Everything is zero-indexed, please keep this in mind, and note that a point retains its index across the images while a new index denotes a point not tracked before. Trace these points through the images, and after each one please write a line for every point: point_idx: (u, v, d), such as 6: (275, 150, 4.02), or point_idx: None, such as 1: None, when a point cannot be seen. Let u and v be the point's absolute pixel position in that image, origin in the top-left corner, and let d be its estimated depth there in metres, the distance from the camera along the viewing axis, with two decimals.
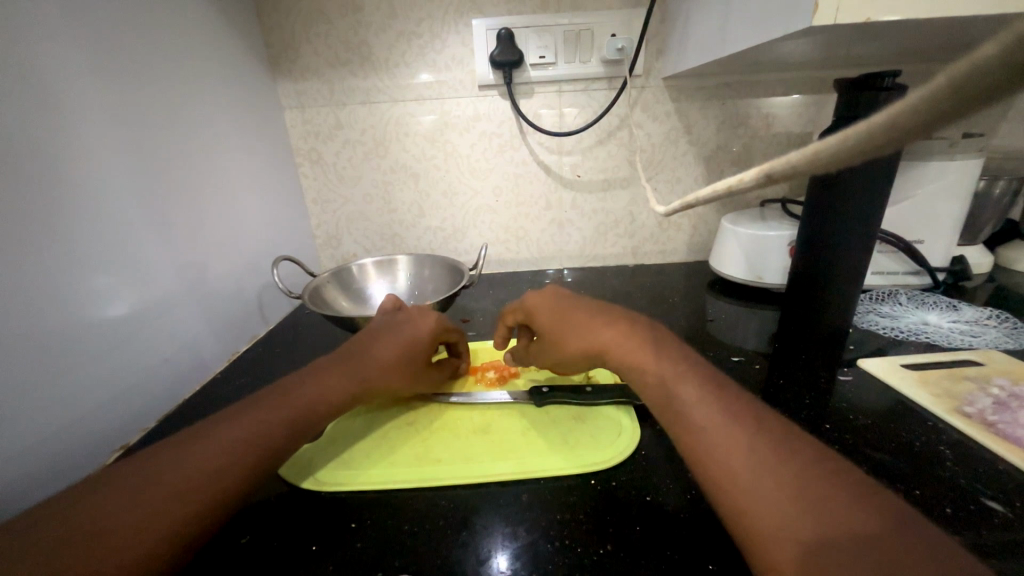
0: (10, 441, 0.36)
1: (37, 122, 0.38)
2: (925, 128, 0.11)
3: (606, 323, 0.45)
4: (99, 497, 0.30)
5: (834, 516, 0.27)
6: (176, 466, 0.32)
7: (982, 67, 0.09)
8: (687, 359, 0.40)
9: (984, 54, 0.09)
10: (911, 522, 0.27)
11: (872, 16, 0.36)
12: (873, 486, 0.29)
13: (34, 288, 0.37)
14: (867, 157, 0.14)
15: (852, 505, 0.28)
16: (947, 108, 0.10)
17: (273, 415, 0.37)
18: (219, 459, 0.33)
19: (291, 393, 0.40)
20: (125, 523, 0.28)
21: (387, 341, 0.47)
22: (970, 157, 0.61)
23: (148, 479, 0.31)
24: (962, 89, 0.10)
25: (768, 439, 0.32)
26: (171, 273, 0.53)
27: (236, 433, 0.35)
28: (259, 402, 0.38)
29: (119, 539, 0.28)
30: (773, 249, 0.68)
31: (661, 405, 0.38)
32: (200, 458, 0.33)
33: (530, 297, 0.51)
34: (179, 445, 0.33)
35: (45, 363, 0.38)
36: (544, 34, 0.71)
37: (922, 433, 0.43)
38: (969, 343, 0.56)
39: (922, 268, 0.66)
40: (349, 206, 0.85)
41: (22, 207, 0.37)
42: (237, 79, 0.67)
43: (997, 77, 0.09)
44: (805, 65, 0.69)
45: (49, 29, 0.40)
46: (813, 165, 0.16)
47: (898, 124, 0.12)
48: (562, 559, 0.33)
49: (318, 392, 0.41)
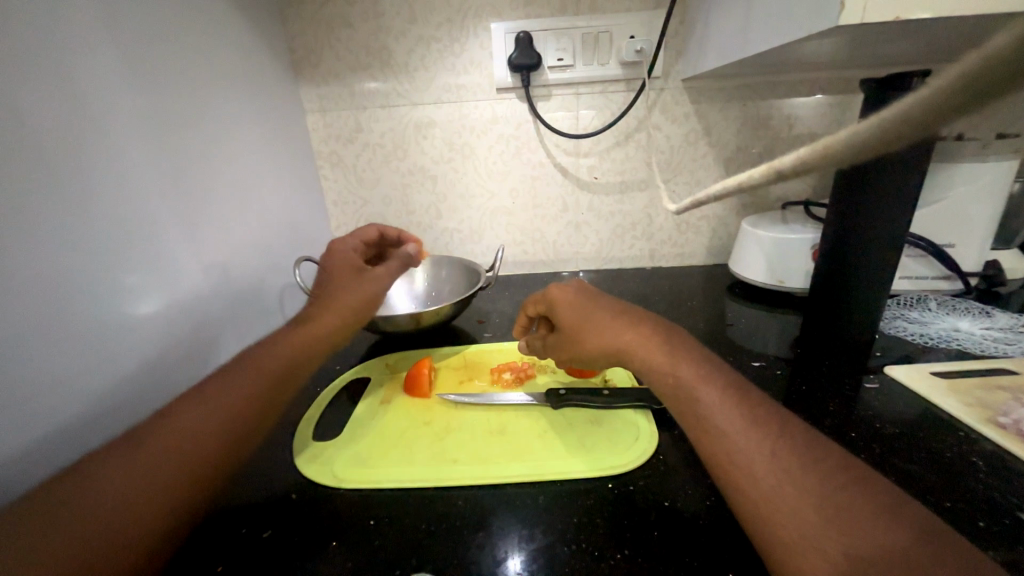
0: (45, 432, 0.37)
1: (71, 127, 0.40)
2: (951, 118, 0.11)
3: (629, 323, 0.44)
4: (122, 480, 0.31)
5: (858, 530, 0.27)
6: (177, 440, 0.34)
7: (995, 57, 0.10)
8: (708, 363, 0.40)
9: (992, 50, 0.10)
10: (940, 537, 0.26)
11: (901, 15, 0.35)
12: (900, 499, 0.28)
13: (68, 286, 0.39)
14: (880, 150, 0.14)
15: (878, 518, 0.27)
16: (968, 97, 0.11)
17: (257, 384, 0.39)
18: (215, 432, 0.35)
19: (271, 364, 0.42)
20: (138, 495, 0.31)
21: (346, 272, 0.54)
22: (1002, 158, 0.59)
23: (156, 454, 0.32)
24: (975, 82, 0.10)
25: (790, 446, 0.32)
26: (196, 271, 0.54)
27: (228, 405, 0.37)
28: (243, 375, 0.40)
29: (134, 511, 0.30)
30: (796, 253, 0.67)
31: (682, 408, 0.37)
32: (198, 433, 0.35)
33: (555, 289, 0.51)
34: (173, 418, 0.35)
35: (76, 358, 0.40)
36: (562, 37, 0.71)
37: (952, 443, 0.42)
38: (1003, 352, 0.54)
39: (953, 273, 0.64)
40: (368, 208, 0.86)
41: (59, 208, 0.39)
42: (261, 84, 0.68)
43: (1006, 68, 0.10)
44: (829, 65, 0.67)
45: (86, 39, 0.42)
46: (824, 156, 0.16)
47: (909, 117, 0.13)
48: (578, 562, 0.32)
49: (295, 357, 0.44)
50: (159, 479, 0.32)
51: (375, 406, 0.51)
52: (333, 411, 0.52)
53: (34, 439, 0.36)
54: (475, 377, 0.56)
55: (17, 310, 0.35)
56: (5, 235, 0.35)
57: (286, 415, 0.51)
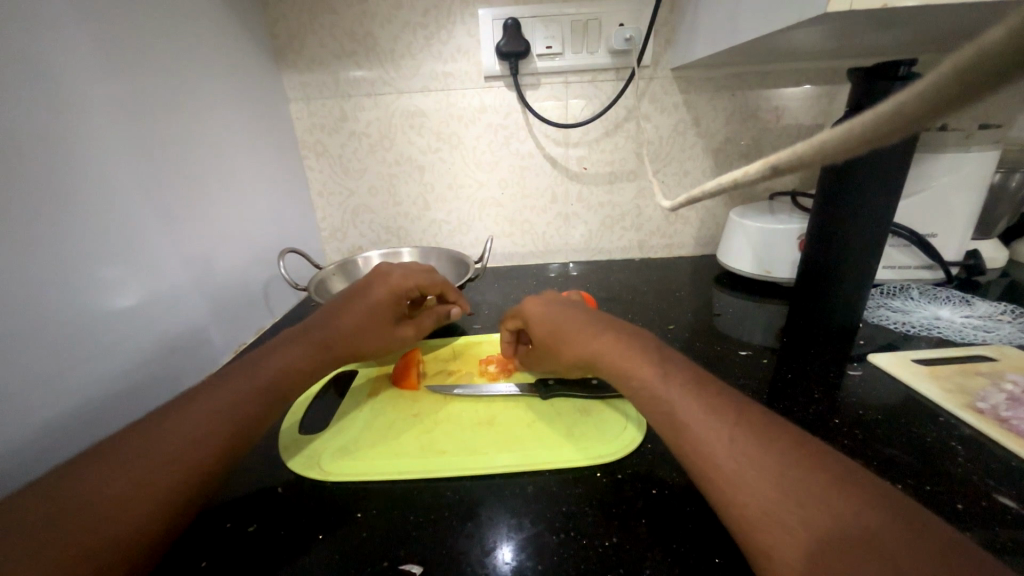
0: (22, 432, 0.36)
1: (46, 115, 0.39)
2: (946, 109, 0.12)
3: (598, 331, 0.44)
4: (98, 479, 0.30)
5: (818, 503, 0.27)
6: (161, 441, 0.33)
7: (991, 49, 0.10)
8: (668, 359, 0.40)
9: (986, 41, 0.10)
10: (900, 506, 0.27)
11: (889, 3, 0.35)
12: (859, 472, 0.29)
13: (44, 278, 0.38)
14: (876, 144, 0.14)
15: (840, 492, 0.27)
16: (965, 89, 0.11)
17: (244, 384, 0.39)
18: (196, 430, 0.34)
19: (260, 368, 0.41)
20: (119, 493, 0.30)
21: (387, 306, 0.51)
22: (985, 148, 0.60)
23: (139, 453, 0.32)
24: (975, 70, 0.11)
25: (748, 429, 0.32)
26: (179, 264, 0.53)
27: (213, 406, 0.36)
28: (228, 379, 0.39)
29: (120, 510, 0.29)
30: (782, 243, 0.67)
31: (649, 402, 0.37)
32: (182, 432, 0.34)
33: (528, 305, 0.51)
34: (152, 422, 0.34)
35: (56, 353, 0.39)
36: (551, 24, 0.70)
37: (934, 428, 0.43)
38: (982, 339, 0.55)
39: (934, 262, 0.65)
40: (354, 199, 0.85)
41: (34, 198, 0.37)
42: (243, 72, 0.66)
43: (1006, 59, 0.10)
44: (817, 55, 0.67)
45: (58, 21, 0.40)
46: (822, 151, 0.17)
47: (906, 110, 0.13)
48: (567, 550, 0.33)
49: (291, 365, 0.43)
50: (144, 477, 0.31)
51: (363, 399, 0.50)
52: (320, 405, 0.51)
53: (10, 440, 0.35)
54: (464, 369, 0.56)
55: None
56: None
57: None
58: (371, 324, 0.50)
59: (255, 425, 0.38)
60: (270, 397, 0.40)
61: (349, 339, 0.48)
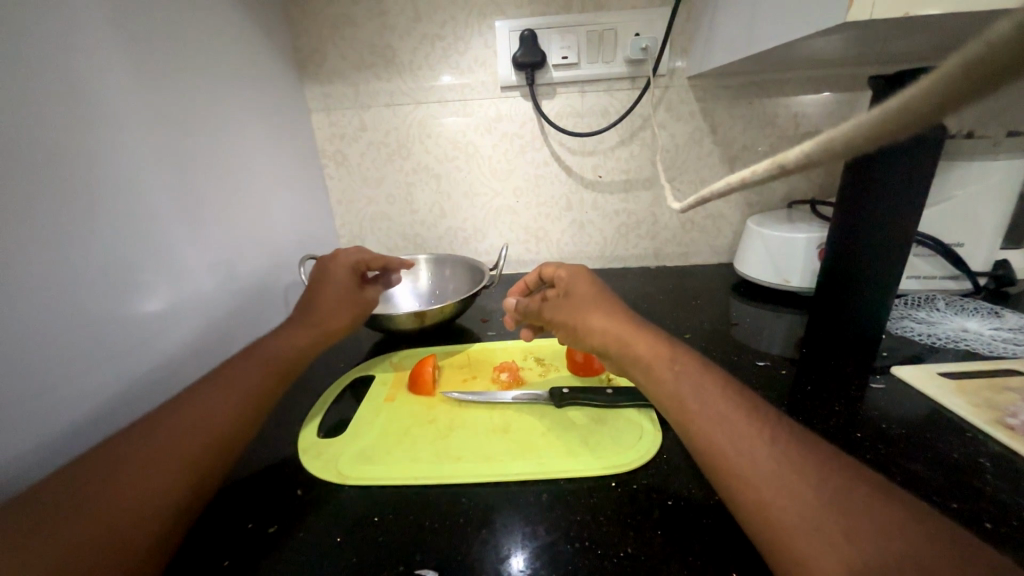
0: (58, 428, 0.38)
1: (83, 127, 0.41)
2: (953, 106, 0.12)
3: (608, 306, 0.46)
4: (120, 462, 0.32)
5: (847, 516, 0.26)
6: (177, 432, 0.35)
7: (998, 43, 0.10)
8: (666, 361, 0.40)
9: (989, 37, 0.11)
10: (911, 511, 0.27)
11: (910, 12, 0.35)
12: (873, 479, 0.29)
13: (78, 283, 0.40)
14: (884, 141, 0.15)
15: (853, 500, 0.27)
16: (967, 85, 0.11)
17: (254, 382, 0.41)
18: (211, 419, 0.36)
19: (273, 366, 0.43)
20: (139, 475, 0.31)
21: (348, 276, 0.55)
22: (1014, 156, 0.58)
23: (153, 442, 0.33)
24: (978, 67, 0.11)
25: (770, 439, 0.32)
26: (203, 269, 0.55)
27: (224, 398, 0.38)
28: (247, 374, 0.41)
29: (141, 502, 0.31)
30: (801, 252, 0.66)
31: (675, 420, 0.36)
32: (198, 425, 0.36)
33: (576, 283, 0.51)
34: (164, 419, 0.35)
35: (88, 354, 0.41)
36: (566, 35, 0.71)
37: (960, 444, 0.41)
38: (1012, 352, 0.53)
39: (961, 272, 0.64)
40: (372, 206, 0.87)
41: (69, 207, 0.39)
42: (267, 85, 0.69)
43: (1004, 54, 0.10)
44: (838, 62, 0.66)
45: (94, 40, 0.42)
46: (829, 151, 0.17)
47: (911, 108, 0.13)
48: (581, 560, 0.33)
49: (296, 354, 0.46)
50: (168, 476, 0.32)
51: (380, 403, 0.51)
52: (338, 408, 0.52)
53: (37, 439, 0.36)
54: (479, 375, 0.56)
55: (11, 307, 0.35)
56: (28, 235, 0.36)
57: (291, 412, 0.51)
58: (341, 294, 0.53)
59: (261, 417, 0.40)
60: (274, 386, 0.42)
61: (330, 317, 0.51)
